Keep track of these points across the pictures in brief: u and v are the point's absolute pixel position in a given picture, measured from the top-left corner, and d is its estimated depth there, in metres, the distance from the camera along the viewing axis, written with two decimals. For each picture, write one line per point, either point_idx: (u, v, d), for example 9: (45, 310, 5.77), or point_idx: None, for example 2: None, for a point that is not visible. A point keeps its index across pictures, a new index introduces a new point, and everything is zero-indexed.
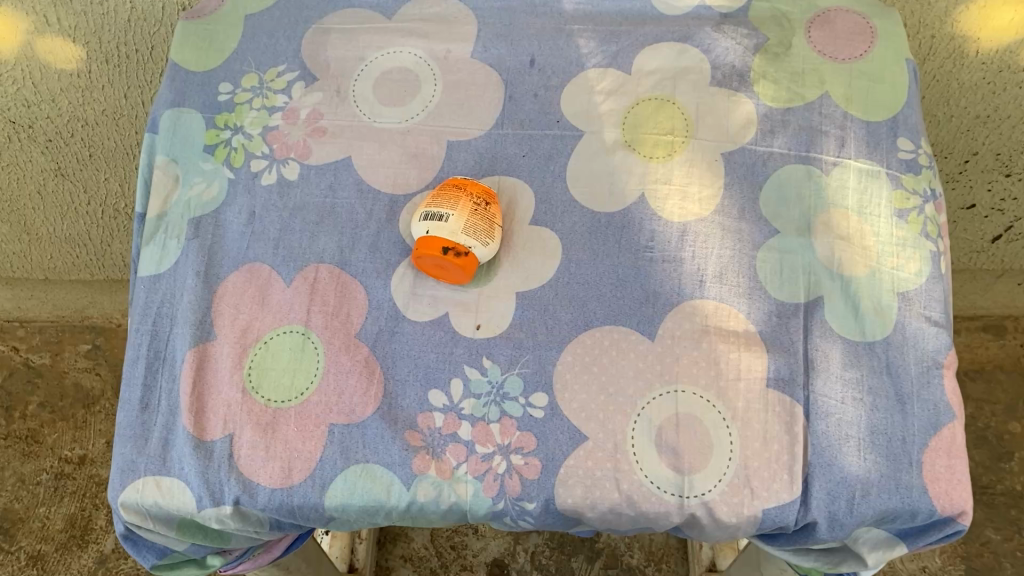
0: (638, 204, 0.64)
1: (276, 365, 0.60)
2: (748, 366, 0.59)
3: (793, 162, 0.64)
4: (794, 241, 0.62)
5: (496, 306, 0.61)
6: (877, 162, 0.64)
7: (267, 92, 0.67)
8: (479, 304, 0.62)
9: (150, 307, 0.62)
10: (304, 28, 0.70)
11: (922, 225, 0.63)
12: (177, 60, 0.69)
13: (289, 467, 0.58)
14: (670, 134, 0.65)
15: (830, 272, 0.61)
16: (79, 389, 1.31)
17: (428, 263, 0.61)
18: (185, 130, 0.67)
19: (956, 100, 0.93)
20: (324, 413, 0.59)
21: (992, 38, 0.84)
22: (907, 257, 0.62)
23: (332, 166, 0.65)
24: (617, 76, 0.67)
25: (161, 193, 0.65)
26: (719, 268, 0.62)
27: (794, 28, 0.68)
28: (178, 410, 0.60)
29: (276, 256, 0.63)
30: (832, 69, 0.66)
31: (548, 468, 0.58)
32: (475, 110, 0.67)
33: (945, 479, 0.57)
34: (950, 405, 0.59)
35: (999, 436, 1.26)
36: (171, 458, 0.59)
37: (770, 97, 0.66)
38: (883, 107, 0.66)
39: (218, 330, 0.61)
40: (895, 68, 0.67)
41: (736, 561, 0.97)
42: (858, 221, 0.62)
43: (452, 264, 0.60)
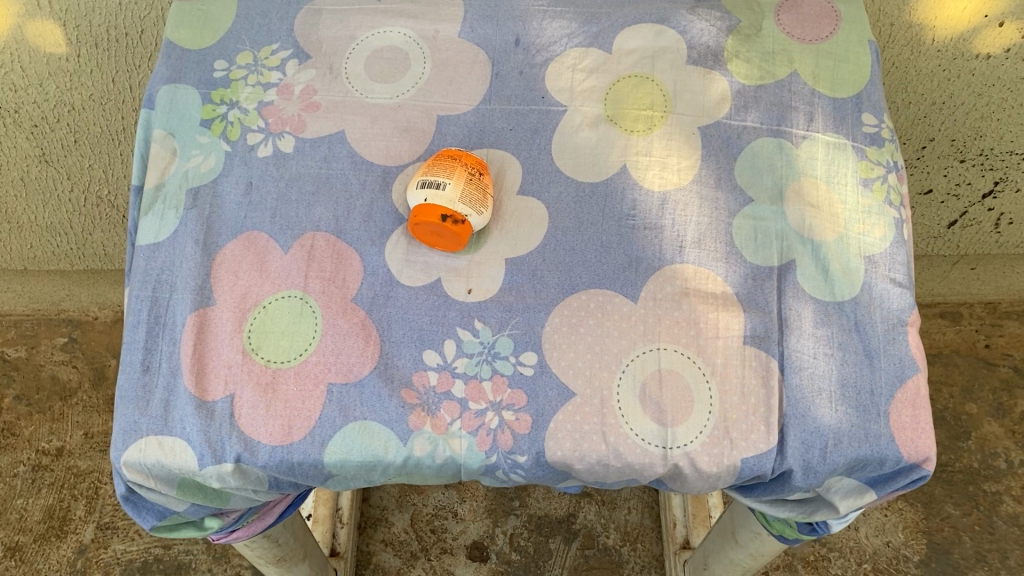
0: (620, 174, 0.67)
1: (275, 328, 0.62)
2: (726, 325, 0.62)
3: (765, 136, 0.68)
4: (767, 209, 0.66)
5: (487, 271, 0.64)
6: (843, 135, 0.68)
7: (261, 69, 0.70)
8: (473, 270, 0.64)
9: (150, 274, 0.64)
10: (297, 8, 0.72)
11: (886, 193, 0.67)
12: (172, 39, 0.71)
13: (289, 424, 0.60)
14: (649, 109, 0.69)
15: (802, 237, 0.65)
16: (56, 382, 1.31)
17: (423, 230, 0.63)
18: (181, 106, 0.68)
19: (914, 87, 0.98)
20: (323, 373, 0.61)
21: (947, 26, 0.90)
22: (873, 223, 0.66)
23: (326, 139, 0.67)
24: (598, 55, 0.70)
25: (159, 165, 0.67)
26: (698, 234, 0.65)
27: (764, 11, 0.72)
28: (180, 371, 0.61)
29: (273, 224, 0.65)
30: (800, 50, 0.70)
31: (539, 423, 0.61)
32: (463, 87, 0.70)
33: (911, 427, 0.61)
34: (914, 359, 0.63)
35: (956, 416, 1.31)
36: (173, 418, 0.61)
37: (743, 75, 0.70)
38: (847, 84, 0.70)
39: (218, 295, 0.63)
40: (859, 48, 0.71)
41: (710, 534, 1.01)
42: (827, 191, 0.66)
43: (448, 231, 0.63)
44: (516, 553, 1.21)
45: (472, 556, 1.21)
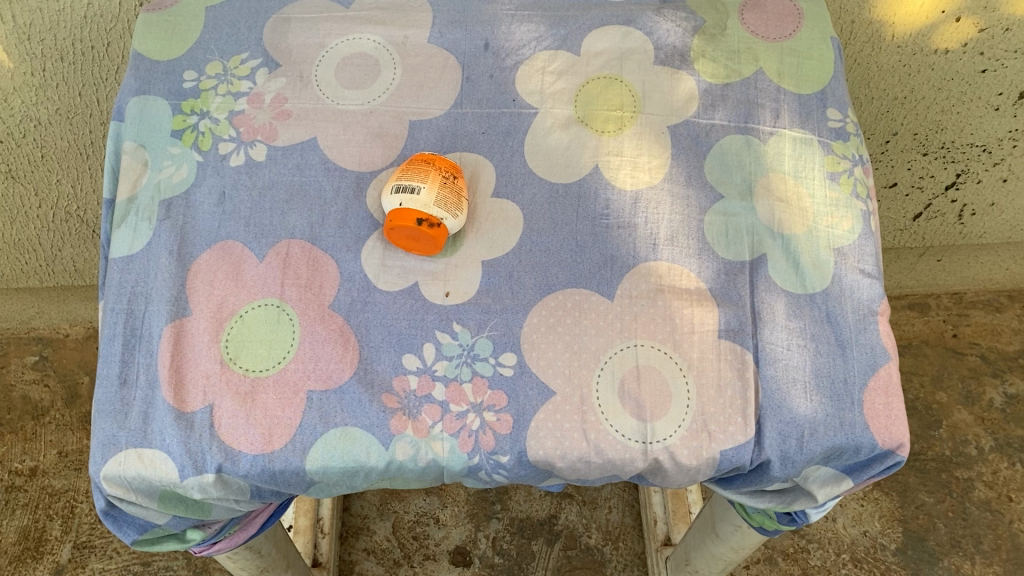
0: (593, 175, 0.68)
1: (253, 337, 0.62)
2: (701, 320, 0.63)
3: (733, 133, 0.69)
4: (737, 205, 0.67)
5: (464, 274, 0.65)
6: (809, 130, 0.69)
7: (231, 78, 0.70)
8: (449, 272, 0.65)
9: (125, 286, 0.64)
10: (265, 17, 0.72)
11: (853, 186, 0.68)
12: (140, 51, 0.71)
13: (270, 433, 0.60)
14: (619, 109, 0.70)
15: (772, 232, 0.66)
16: (27, 401, 1.29)
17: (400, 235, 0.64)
18: (151, 117, 0.68)
19: (876, 83, 0.99)
20: (302, 380, 0.61)
21: (906, 23, 0.91)
22: (841, 216, 0.67)
23: (299, 146, 0.67)
24: (566, 58, 0.71)
25: (130, 177, 0.67)
26: (671, 231, 0.66)
27: (728, 11, 0.73)
28: (158, 383, 0.61)
29: (248, 233, 0.65)
30: (764, 48, 0.72)
31: (520, 423, 0.61)
32: (434, 92, 0.70)
33: (885, 415, 0.62)
34: (885, 348, 0.64)
35: (928, 405, 1.33)
36: (152, 430, 0.60)
37: (709, 74, 0.71)
38: (812, 80, 0.71)
39: (194, 306, 0.63)
40: (822, 45, 0.72)
41: (691, 530, 1.02)
42: (795, 185, 0.68)
43: (425, 235, 0.63)
44: (499, 557, 1.21)
45: (455, 561, 1.21)
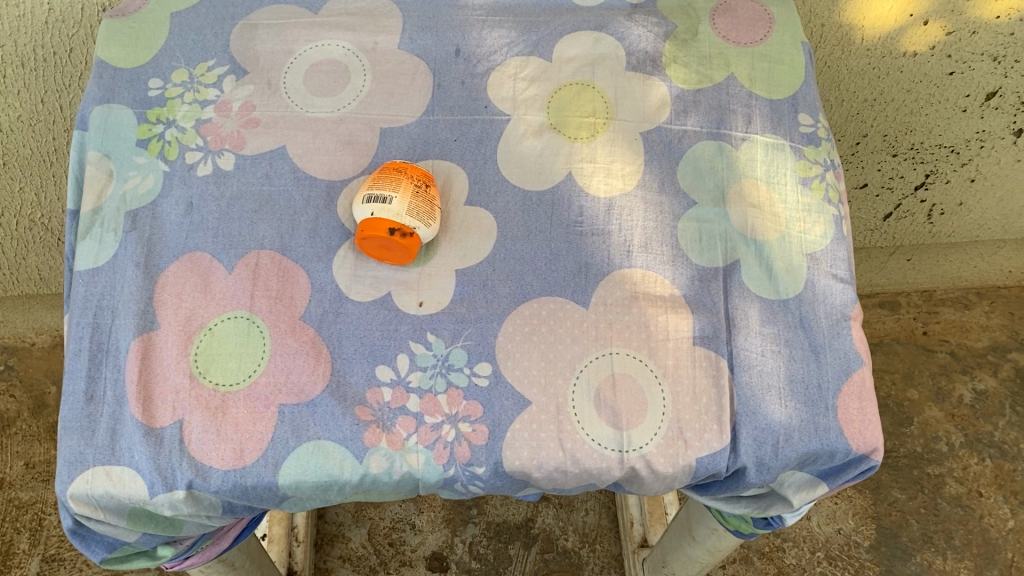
0: (566, 182, 0.67)
1: (223, 351, 0.61)
2: (675, 327, 0.63)
3: (705, 139, 0.69)
4: (710, 211, 0.67)
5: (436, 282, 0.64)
6: (781, 135, 0.69)
7: (198, 86, 0.68)
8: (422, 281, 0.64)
9: (90, 300, 0.63)
10: (231, 23, 0.71)
11: (825, 191, 0.69)
12: (103, 58, 0.69)
13: (241, 448, 0.59)
14: (592, 116, 0.69)
15: (745, 237, 0.66)
16: None
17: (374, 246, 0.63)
18: (116, 126, 0.67)
19: (846, 85, 0.99)
20: (274, 394, 0.60)
21: (875, 26, 0.90)
22: (813, 221, 0.67)
23: (267, 155, 0.66)
24: (539, 64, 0.71)
25: (95, 188, 0.65)
26: (644, 238, 0.66)
27: (700, 16, 0.73)
28: (126, 399, 0.60)
29: (216, 244, 0.64)
30: (736, 53, 0.72)
31: (495, 434, 0.61)
32: (405, 99, 0.69)
33: (859, 419, 0.63)
34: (858, 353, 0.64)
35: (899, 403, 1.34)
36: (120, 447, 0.59)
37: (681, 79, 0.71)
38: (784, 85, 0.71)
39: (163, 319, 0.62)
40: (793, 50, 0.72)
41: (667, 533, 1.02)
42: (767, 191, 0.68)
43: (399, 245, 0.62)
44: (476, 562, 1.21)
45: (432, 567, 1.20)
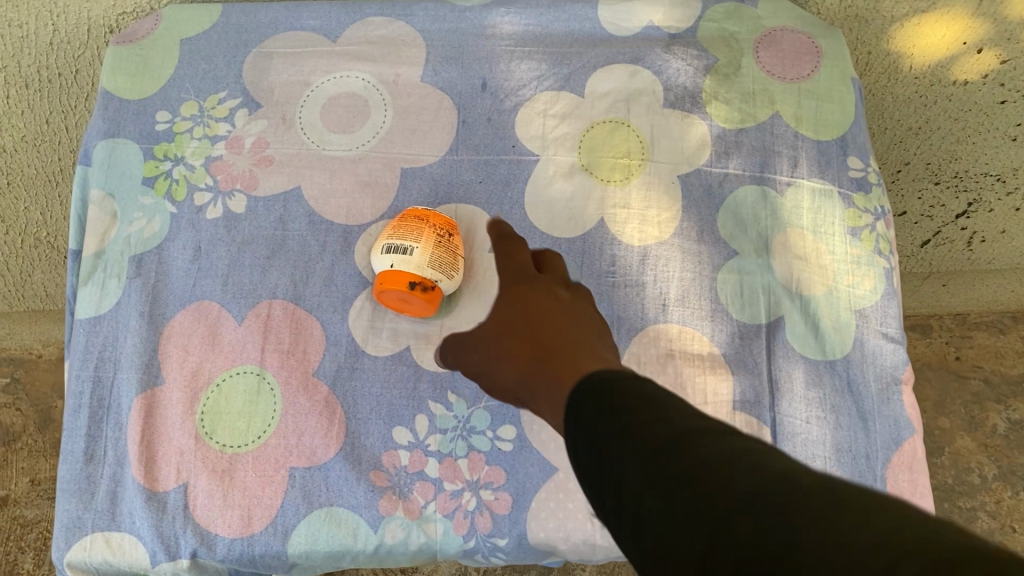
0: (598, 229, 0.63)
1: (231, 409, 0.57)
2: (714, 390, 0.59)
3: (748, 184, 0.64)
4: (753, 262, 0.62)
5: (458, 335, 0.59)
6: (829, 180, 0.65)
7: (208, 120, 0.64)
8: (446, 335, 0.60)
9: (91, 351, 0.59)
10: (244, 52, 0.66)
11: (875, 242, 0.64)
12: (109, 88, 0.65)
13: (248, 515, 0.56)
14: (626, 157, 0.65)
15: (790, 292, 0.62)
16: None
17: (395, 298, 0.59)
18: (121, 162, 0.63)
19: (890, 113, 0.90)
20: (284, 457, 0.57)
21: (924, 54, 0.81)
22: (863, 274, 0.63)
23: (281, 197, 0.62)
24: (570, 99, 0.66)
25: (97, 230, 0.61)
26: (682, 291, 0.62)
27: (743, 48, 0.68)
28: (127, 460, 0.57)
29: (225, 293, 0.60)
30: (782, 90, 0.67)
31: (519, 503, 0.57)
32: (428, 136, 0.65)
33: (908, 493, 0.59)
34: (909, 419, 0.60)
35: (931, 431, 1.29)
36: (121, 512, 0.56)
37: (723, 118, 0.66)
38: (832, 125, 0.66)
39: (167, 374, 0.58)
40: (842, 87, 0.67)
41: None
42: (814, 241, 0.63)
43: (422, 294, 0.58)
44: None
45: None
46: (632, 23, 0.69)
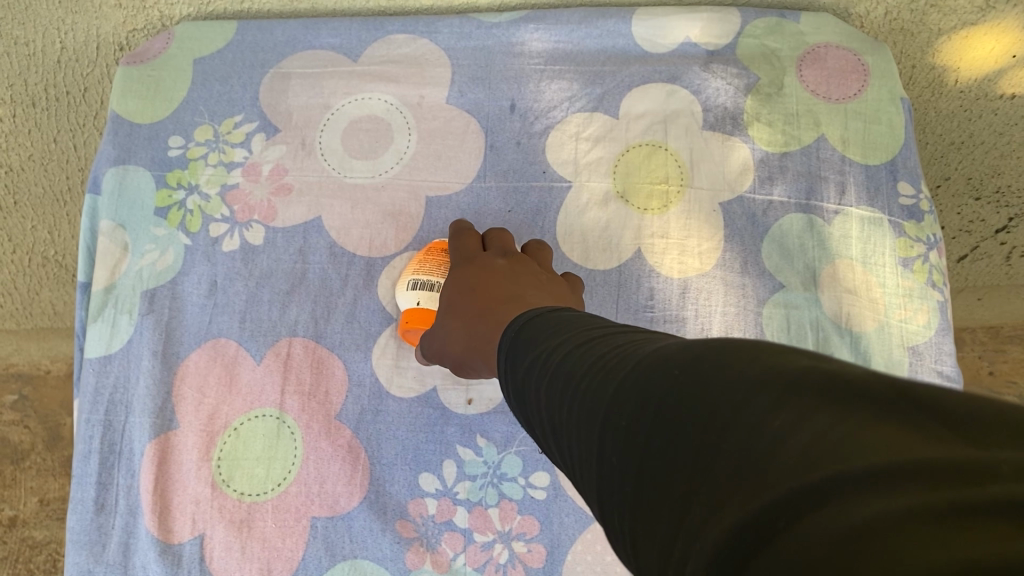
0: (635, 260, 0.60)
1: (249, 455, 0.54)
2: None
3: (793, 212, 0.61)
4: (799, 296, 0.59)
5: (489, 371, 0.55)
6: (878, 208, 0.61)
7: (223, 145, 0.61)
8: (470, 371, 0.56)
9: (102, 393, 0.56)
10: (260, 72, 0.63)
11: (928, 274, 0.60)
12: (119, 112, 0.62)
13: (268, 567, 0.53)
14: (664, 183, 0.61)
15: (839, 328, 0.58)
16: None
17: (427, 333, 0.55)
18: (132, 190, 0.60)
19: (932, 128, 0.85)
20: (305, 506, 0.54)
21: (971, 68, 0.77)
22: (916, 308, 0.59)
23: (301, 227, 0.59)
24: (604, 122, 0.63)
25: (107, 263, 0.58)
26: (724, 326, 0.58)
27: (785, 66, 0.64)
28: (140, 510, 0.54)
29: (242, 331, 0.57)
30: (828, 111, 0.63)
31: (554, 556, 0.54)
32: (454, 161, 0.61)
33: None
34: None
35: None
36: (134, 565, 0.53)
37: (765, 141, 0.63)
38: (881, 148, 0.63)
39: (182, 417, 0.55)
40: (891, 108, 0.64)
41: None
42: (864, 273, 0.59)
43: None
44: None
45: None
46: (668, 38, 0.65)
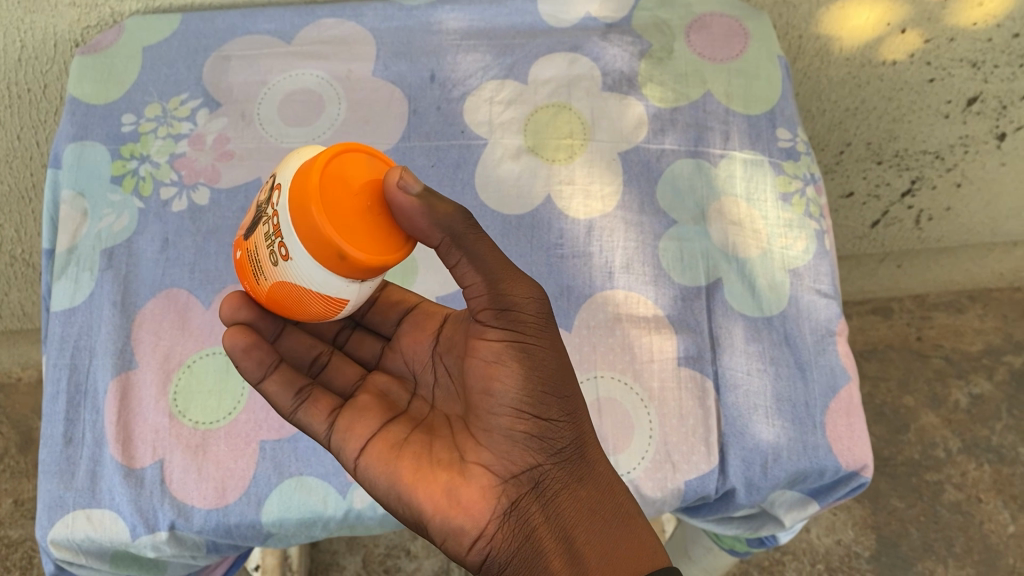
0: (545, 205, 0.67)
1: (202, 388, 0.60)
2: (660, 348, 0.63)
3: (683, 158, 0.69)
4: (691, 229, 0.66)
5: (277, 364, 0.49)
6: (759, 152, 0.69)
7: (171, 120, 0.68)
8: (256, 352, 0.49)
9: (68, 340, 0.62)
10: (204, 56, 0.70)
11: (805, 206, 0.68)
12: (77, 95, 0.69)
13: (222, 486, 0.58)
14: (569, 137, 0.69)
15: (727, 255, 0.66)
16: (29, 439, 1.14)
17: (284, 218, 0.43)
18: (90, 162, 0.66)
19: (826, 95, 0.93)
20: (254, 431, 0.60)
21: (852, 37, 0.85)
22: (795, 237, 0.67)
23: (242, 188, 0.66)
24: (514, 87, 0.70)
25: (69, 227, 0.65)
26: (625, 259, 0.65)
27: (675, 33, 0.72)
28: (105, 440, 0.59)
29: (193, 280, 0.63)
30: (712, 70, 0.71)
31: None
32: (381, 126, 0.69)
33: (847, 436, 0.62)
34: (845, 368, 0.64)
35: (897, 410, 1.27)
36: (100, 489, 0.58)
37: (658, 98, 0.70)
38: (760, 101, 0.71)
39: (141, 358, 0.61)
40: (769, 65, 0.72)
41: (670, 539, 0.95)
42: (747, 208, 0.67)
43: (293, 293, 0.44)
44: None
45: None
46: (569, 14, 0.73)
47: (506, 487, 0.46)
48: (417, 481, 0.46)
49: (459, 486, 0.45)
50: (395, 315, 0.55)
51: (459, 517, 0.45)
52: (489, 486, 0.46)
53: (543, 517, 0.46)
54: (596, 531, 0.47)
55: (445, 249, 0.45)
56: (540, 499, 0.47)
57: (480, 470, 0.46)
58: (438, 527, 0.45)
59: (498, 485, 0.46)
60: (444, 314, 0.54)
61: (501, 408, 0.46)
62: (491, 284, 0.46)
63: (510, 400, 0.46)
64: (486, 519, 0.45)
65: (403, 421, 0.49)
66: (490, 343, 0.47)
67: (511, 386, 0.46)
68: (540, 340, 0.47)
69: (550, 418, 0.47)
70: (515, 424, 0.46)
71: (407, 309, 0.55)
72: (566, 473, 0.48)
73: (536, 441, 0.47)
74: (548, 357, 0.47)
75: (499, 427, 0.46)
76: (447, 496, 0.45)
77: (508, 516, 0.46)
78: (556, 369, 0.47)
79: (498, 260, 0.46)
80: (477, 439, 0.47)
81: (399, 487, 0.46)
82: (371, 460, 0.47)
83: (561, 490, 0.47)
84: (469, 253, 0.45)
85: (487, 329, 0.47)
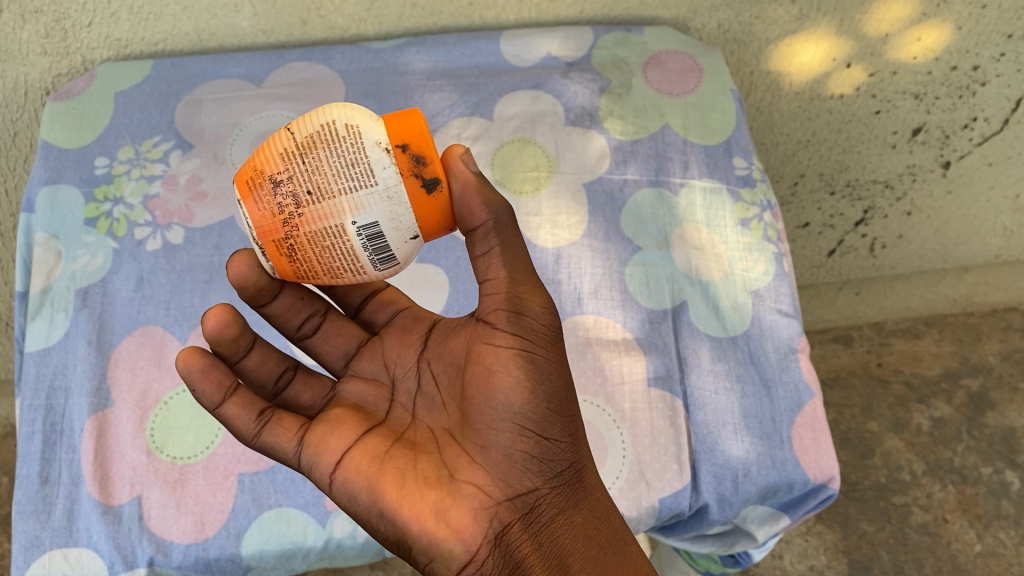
0: None
1: (180, 424, 0.61)
2: (630, 370, 0.64)
3: (644, 188, 0.71)
4: (655, 254, 0.69)
5: (236, 388, 0.50)
6: (718, 180, 0.72)
7: (144, 162, 0.69)
8: (215, 375, 0.49)
9: (43, 381, 0.62)
10: (175, 100, 0.72)
11: (763, 230, 0.71)
12: (50, 139, 0.70)
13: (201, 520, 0.58)
14: (535, 170, 0.71)
15: (690, 278, 0.68)
16: None
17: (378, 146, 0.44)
18: (63, 206, 0.67)
19: (779, 128, 0.96)
20: (232, 464, 0.60)
21: (801, 72, 0.88)
22: (755, 259, 0.69)
23: (216, 227, 0.67)
24: (480, 124, 0.72)
25: (43, 270, 0.65)
26: (593, 285, 0.67)
27: (633, 70, 0.75)
28: (82, 479, 0.59)
29: (169, 317, 0.64)
30: (670, 104, 0.74)
31: None
32: None
33: (813, 450, 0.63)
34: (808, 384, 0.66)
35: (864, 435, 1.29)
36: (77, 528, 0.58)
37: (619, 131, 0.73)
38: (716, 132, 0.74)
39: (117, 396, 0.61)
40: (723, 97, 0.75)
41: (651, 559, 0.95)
42: (708, 233, 0.70)
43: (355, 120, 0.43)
44: None
45: None
46: (531, 54, 0.76)
47: (498, 509, 0.45)
48: (404, 498, 0.45)
49: (449, 507, 0.44)
50: (385, 314, 0.56)
51: (447, 538, 0.44)
52: (480, 507, 0.45)
53: (533, 545, 0.45)
54: (591, 559, 0.47)
55: (482, 235, 0.46)
56: (533, 527, 0.46)
57: (471, 490, 0.45)
58: (424, 547, 0.44)
59: (491, 506, 0.45)
60: (433, 320, 0.54)
61: (502, 424, 0.45)
62: (512, 284, 0.46)
63: (512, 416, 0.45)
64: (477, 543, 0.44)
65: (382, 434, 0.48)
66: (498, 350, 0.46)
67: (506, 406, 0.45)
68: (546, 352, 0.47)
69: (551, 438, 0.46)
70: (512, 442, 0.45)
71: (397, 310, 0.56)
72: (563, 497, 0.47)
73: (532, 461, 0.46)
74: (553, 371, 0.47)
75: (496, 445, 0.45)
76: (435, 517, 0.44)
77: (498, 540, 0.45)
78: (560, 387, 0.47)
79: (523, 267, 0.47)
80: (471, 456, 0.46)
81: (382, 503, 0.45)
82: (354, 470, 0.46)
83: (555, 515, 0.47)
84: (505, 245, 0.46)
85: (496, 334, 0.46)
